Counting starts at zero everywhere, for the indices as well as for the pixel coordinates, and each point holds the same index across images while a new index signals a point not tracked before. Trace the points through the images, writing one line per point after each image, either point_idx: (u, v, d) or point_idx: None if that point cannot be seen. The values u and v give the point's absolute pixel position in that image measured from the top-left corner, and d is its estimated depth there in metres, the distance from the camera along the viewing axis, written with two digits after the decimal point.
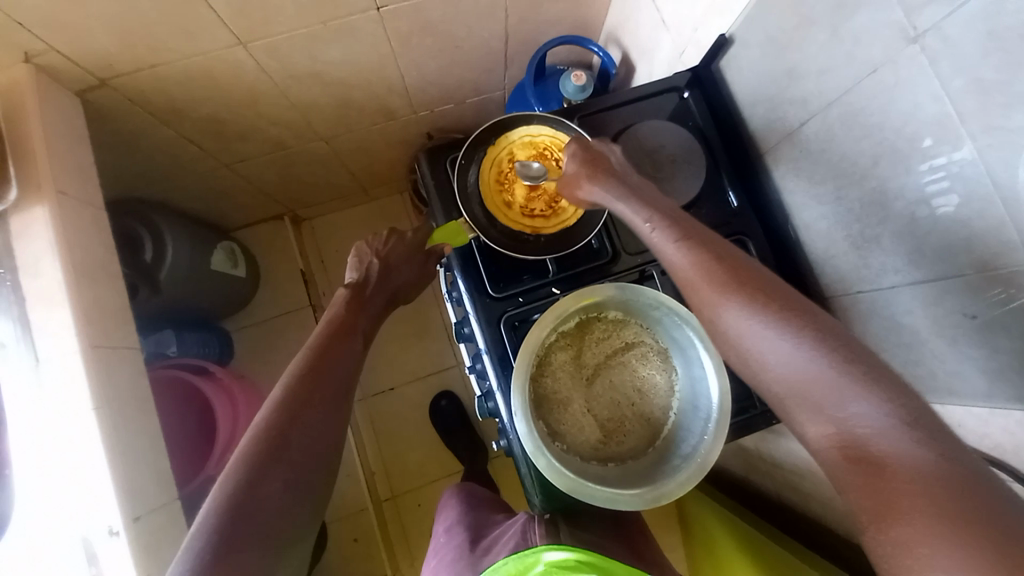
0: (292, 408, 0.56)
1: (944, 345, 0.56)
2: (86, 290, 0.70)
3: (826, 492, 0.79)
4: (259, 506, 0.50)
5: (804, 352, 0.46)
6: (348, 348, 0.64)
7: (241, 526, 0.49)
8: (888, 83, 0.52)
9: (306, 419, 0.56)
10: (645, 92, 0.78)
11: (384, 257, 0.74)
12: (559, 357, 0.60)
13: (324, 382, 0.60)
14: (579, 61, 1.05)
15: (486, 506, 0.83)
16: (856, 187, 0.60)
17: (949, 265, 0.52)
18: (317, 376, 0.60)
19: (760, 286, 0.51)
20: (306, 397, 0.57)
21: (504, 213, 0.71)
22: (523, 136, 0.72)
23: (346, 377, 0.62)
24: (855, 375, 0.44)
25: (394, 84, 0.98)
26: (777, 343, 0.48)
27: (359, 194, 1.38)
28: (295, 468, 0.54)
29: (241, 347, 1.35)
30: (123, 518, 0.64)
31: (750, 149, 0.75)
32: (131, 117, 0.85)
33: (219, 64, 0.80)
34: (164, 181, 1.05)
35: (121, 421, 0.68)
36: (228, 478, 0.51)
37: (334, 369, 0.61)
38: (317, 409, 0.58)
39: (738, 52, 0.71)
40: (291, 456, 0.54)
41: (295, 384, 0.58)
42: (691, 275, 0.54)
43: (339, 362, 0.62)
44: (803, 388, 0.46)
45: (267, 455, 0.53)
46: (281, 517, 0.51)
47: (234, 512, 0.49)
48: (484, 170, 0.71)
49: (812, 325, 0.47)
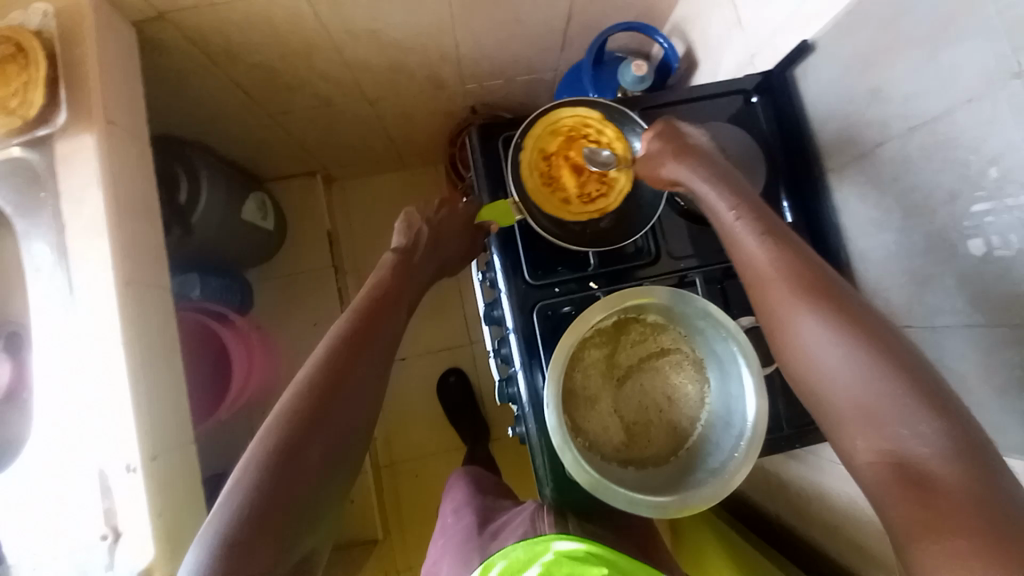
0: (336, 370, 0.56)
1: (990, 395, 0.54)
2: (127, 224, 0.70)
3: (834, 522, 0.78)
4: (299, 466, 0.50)
5: (832, 345, 0.46)
6: (392, 317, 0.63)
7: (281, 483, 0.49)
8: (983, 117, 0.49)
9: (346, 385, 0.56)
10: (709, 91, 0.76)
11: (435, 226, 0.73)
12: (593, 354, 0.59)
13: (368, 347, 0.59)
14: (639, 50, 1.02)
15: (494, 491, 0.83)
16: (926, 221, 0.57)
17: (1011, 315, 0.50)
18: (362, 339, 0.59)
19: (814, 280, 0.49)
20: (349, 361, 0.57)
21: (566, 210, 0.68)
22: (544, 127, 0.68)
23: (389, 345, 0.61)
24: (899, 383, 0.43)
25: (448, 53, 0.95)
26: (819, 337, 0.47)
27: (395, 160, 1.36)
28: (335, 431, 0.53)
29: (261, 299, 1.35)
30: (142, 456, 0.65)
31: (813, 165, 0.72)
32: (185, 54, 0.84)
33: (281, 12, 0.78)
34: (207, 123, 1.04)
35: (148, 358, 0.68)
36: (265, 436, 0.51)
37: (379, 334, 0.61)
38: (359, 373, 0.57)
39: (818, 62, 0.67)
40: (332, 419, 0.54)
41: (339, 345, 0.58)
42: (766, 271, 0.51)
43: (384, 329, 0.61)
44: (824, 383, 0.47)
45: (310, 415, 0.53)
46: (320, 477, 0.51)
47: (274, 467, 0.50)
48: (525, 175, 0.67)
49: (858, 328, 0.46)
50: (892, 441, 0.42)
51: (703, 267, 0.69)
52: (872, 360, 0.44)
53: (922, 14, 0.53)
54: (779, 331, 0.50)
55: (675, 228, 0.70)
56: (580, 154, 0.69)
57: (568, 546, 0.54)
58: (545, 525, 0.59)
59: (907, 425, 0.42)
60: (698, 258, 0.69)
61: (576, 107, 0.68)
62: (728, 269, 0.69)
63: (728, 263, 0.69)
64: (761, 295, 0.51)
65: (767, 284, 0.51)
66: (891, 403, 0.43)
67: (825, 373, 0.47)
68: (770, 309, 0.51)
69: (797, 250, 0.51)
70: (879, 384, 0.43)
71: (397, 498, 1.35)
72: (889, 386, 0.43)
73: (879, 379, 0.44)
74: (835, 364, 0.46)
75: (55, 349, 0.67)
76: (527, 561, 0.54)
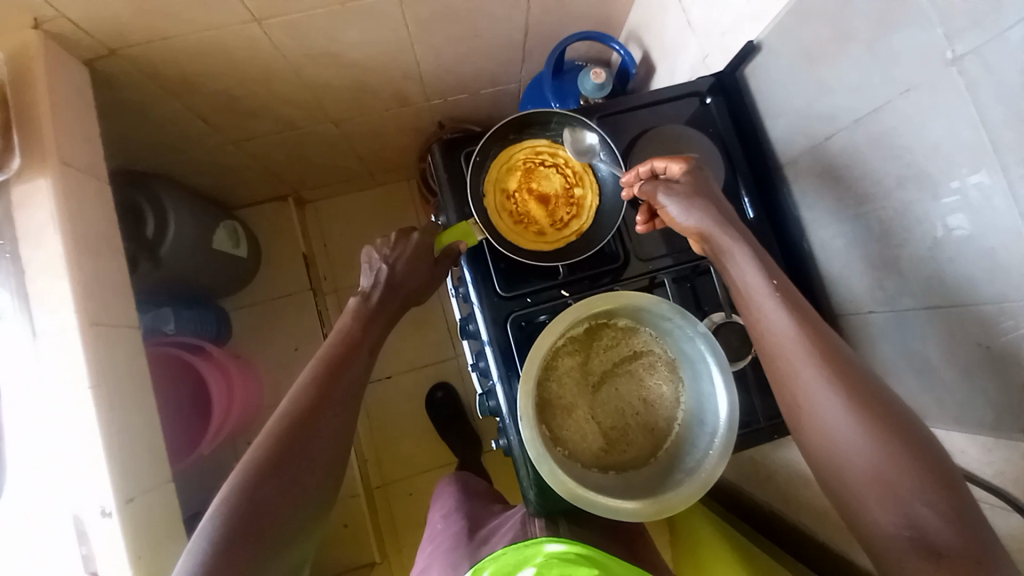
0: (319, 390, 0.59)
1: (953, 372, 0.56)
2: (89, 264, 0.69)
3: (823, 507, 0.79)
4: (285, 479, 0.54)
5: (845, 418, 0.48)
6: (373, 335, 0.66)
7: (264, 497, 0.53)
8: (923, 105, 0.51)
9: (304, 443, 0.56)
10: (666, 95, 0.77)
11: (393, 262, 0.69)
12: (567, 362, 0.59)
13: (328, 401, 0.59)
14: (599, 57, 1.04)
15: (484, 497, 0.83)
16: (879, 208, 0.59)
17: (967, 293, 0.52)
18: (321, 394, 0.59)
19: (824, 348, 0.50)
20: (308, 415, 0.58)
21: (543, 241, 0.71)
22: (500, 168, 0.71)
23: (351, 395, 0.61)
24: (914, 465, 0.45)
25: (410, 71, 0.96)
26: (833, 409, 0.48)
27: (367, 178, 1.36)
28: (292, 487, 0.54)
29: (239, 327, 1.33)
30: (117, 500, 0.63)
31: (770, 160, 0.74)
32: (142, 87, 0.83)
33: (235, 39, 0.78)
34: (171, 154, 1.03)
35: (118, 398, 0.67)
36: (226, 498, 0.52)
37: (339, 384, 0.61)
38: (338, 392, 0.60)
39: (766, 61, 0.69)
40: (289, 476, 0.54)
41: (299, 401, 0.58)
42: (788, 348, 0.52)
43: (345, 379, 0.61)
44: (834, 452, 0.48)
45: (269, 473, 0.54)
46: (303, 487, 0.55)
47: (258, 483, 0.53)
48: (495, 220, 0.69)
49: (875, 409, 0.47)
50: (908, 518, 0.44)
51: (674, 266, 0.70)
52: (880, 432, 0.46)
53: (856, 11, 0.55)
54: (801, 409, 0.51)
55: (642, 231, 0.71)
56: (541, 183, 0.72)
57: (557, 546, 0.53)
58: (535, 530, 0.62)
59: (925, 507, 0.44)
60: (671, 257, 0.70)
61: (525, 142, 0.72)
62: (697, 267, 0.70)
63: (697, 261, 0.70)
64: (777, 362, 0.52)
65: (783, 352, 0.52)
66: (903, 477, 0.45)
67: (836, 445, 0.48)
68: (793, 388, 0.51)
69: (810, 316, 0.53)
70: (888, 460, 0.46)
71: (392, 518, 1.34)
72: (899, 461, 0.45)
73: (898, 459, 0.46)
74: (847, 437, 0.48)
75: (18, 397, 0.64)
76: (517, 564, 0.53)
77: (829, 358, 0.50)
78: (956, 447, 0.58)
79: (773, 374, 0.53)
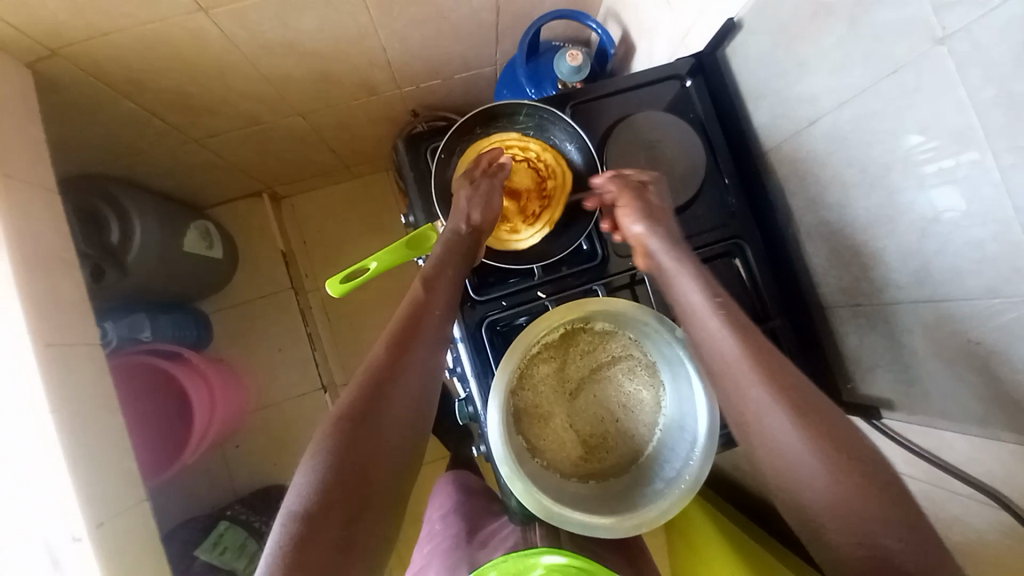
0: (380, 375, 0.54)
1: (939, 367, 0.54)
2: (39, 281, 0.65)
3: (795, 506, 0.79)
4: (356, 477, 0.48)
5: (789, 429, 0.45)
6: (439, 316, 0.59)
7: (333, 494, 0.47)
8: (907, 87, 0.47)
9: (375, 435, 0.50)
10: (645, 79, 0.73)
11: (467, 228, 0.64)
12: (542, 369, 0.57)
13: (395, 391, 0.53)
14: (576, 36, 0.98)
15: (481, 495, 0.82)
16: (866, 197, 0.56)
17: (955, 287, 0.49)
18: (387, 381, 0.53)
19: (767, 360, 0.48)
20: (373, 405, 0.51)
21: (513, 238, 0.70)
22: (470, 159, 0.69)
23: (421, 382, 0.56)
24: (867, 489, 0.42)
25: (377, 57, 0.91)
26: (771, 417, 0.46)
27: (343, 171, 1.31)
28: (365, 484, 0.48)
29: (220, 329, 1.30)
30: (86, 525, 0.62)
31: (752, 146, 0.71)
32: (88, 89, 0.79)
33: (181, 32, 0.73)
34: (131, 155, 0.98)
35: (81, 421, 0.65)
36: (296, 505, 0.46)
37: (410, 371, 0.55)
38: (405, 375, 0.54)
39: (745, 39, 0.65)
40: (361, 472, 0.48)
41: (365, 389, 0.53)
42: (723, 348, 0.50)
43: (418, 363, 0.56)
44: (775, 459, 0.46)
45: (338, 470, 0.48)
46: (379, 481, 0.50)
47: (334, 480, 0.47)
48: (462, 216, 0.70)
49: (817, 424, 0.45)
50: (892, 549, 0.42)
51: None
52: (828, 455, 0.44)
53: None
54: (741, 417, 0.48)
55: None
56: (513, 177, 0.70)
57: (557, 558, 0.50)
58: (538, 538, 0.60)
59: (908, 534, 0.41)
60: None
61: (494, 138, 0.68)
62: None
63: None
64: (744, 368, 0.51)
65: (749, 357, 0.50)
66: (855, 498, 0.42)
67: (782, 458, 0.45)
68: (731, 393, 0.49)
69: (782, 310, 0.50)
70: (835, 473, 0.43)
71: None
72: (846, 484, 0.42)
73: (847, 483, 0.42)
74: (790, 452, 0.45)
75: None
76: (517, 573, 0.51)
77: (777, 368, 0.48)
78: (944, 443, 0.56)
79: (715, 380, 0.51)
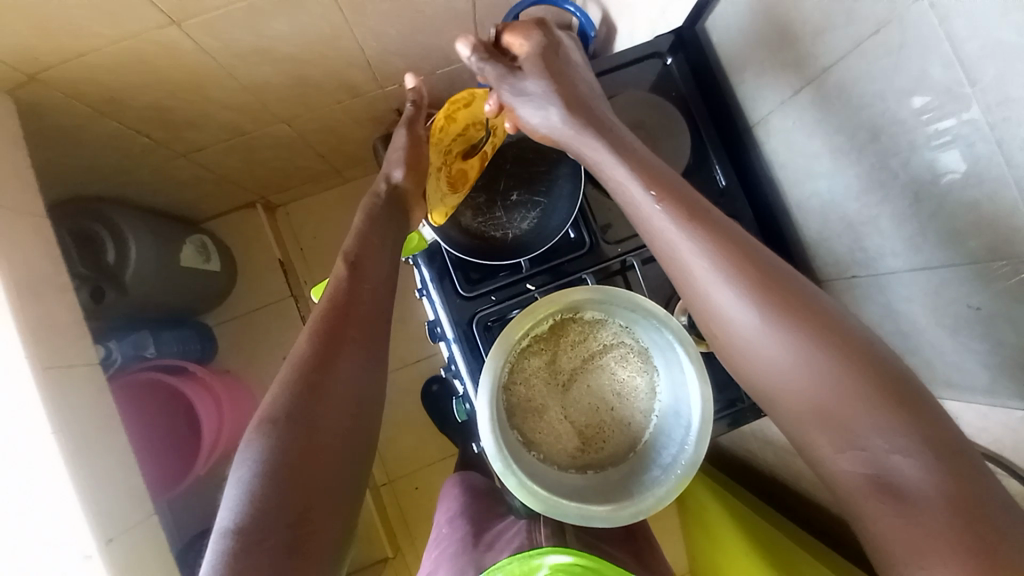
0: (311, 368, 0.54)
1: (942, 335, 0.52)
2: (33, 305, 0.66)
3: (806, 487, 0.77)
4: (300, 472, 0.48)
5: (782, 357, 0.44)
6: (369, 300, 0.60)
7: (278, 493, 0.47)
8: (891, 46, 0.45)
9: (315, 428, 0.51)
10: (626, 59, 0.72)
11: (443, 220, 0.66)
12: (533, 362, 0.57)
13: (331, 382, 0.54)
14: (556, 21, 0.96)
15: (488, 494, 0.81)
16: (856, 165, 0.54)
17: (953, 252, 0.47)
18: (320, 374, 0.54)
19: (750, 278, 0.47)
20: (309, 398, 0.52)
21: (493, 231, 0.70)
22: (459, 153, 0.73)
23: (358, 370, 0.56)
24: (883, 425, 0.41)
25: (354, 57, 0.89)
26: (764, 345, 0.45)
27: (333, 175, 1.30)
28: (311, 478, 0.49)
29: (223, 341, 1.31)
30: (95, 543, 0.63)
31: (739, 121, 0.69)
32: (70, 111, 0.79)
33: (154, 47, 0.72)
34: (118, 173, 0.98)
35: (84, 442, 0.66)
36: (239, 510, 0.46)
37: (343, 361, 0.55)
38: (343, 370, 0.55)
39: (725, 9, 0.63)
40: (304, 467, 0.49)
41: (298, 385, 0.53)
42: (692, 265, 0.49)
43: (352, 353, 0.56)
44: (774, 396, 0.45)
45: (281, 467, 0.48)
46: (326, 473, 0.50)
47: (275, 476, 0.47)
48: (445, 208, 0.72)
49: (812, 341, 0.44)
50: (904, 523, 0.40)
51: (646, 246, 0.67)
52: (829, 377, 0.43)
53: None
54: (735, 348, 0.48)
55: (607, 211, 0.68)
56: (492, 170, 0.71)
57: (562, 558, 0.50)
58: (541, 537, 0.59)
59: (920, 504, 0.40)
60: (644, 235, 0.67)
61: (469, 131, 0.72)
62: None
63: None
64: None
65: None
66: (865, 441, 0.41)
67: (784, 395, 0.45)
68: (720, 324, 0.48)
69: (779, 274, 0.47)
70: (835, 404, 0.42)
71: (401, 512, 1.35)
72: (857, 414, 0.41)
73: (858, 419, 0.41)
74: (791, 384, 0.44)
75: None
76: None
77: (761, 289, 0.46)
78: (954, 415, 0.54)
79: (696, 308, 0.50)
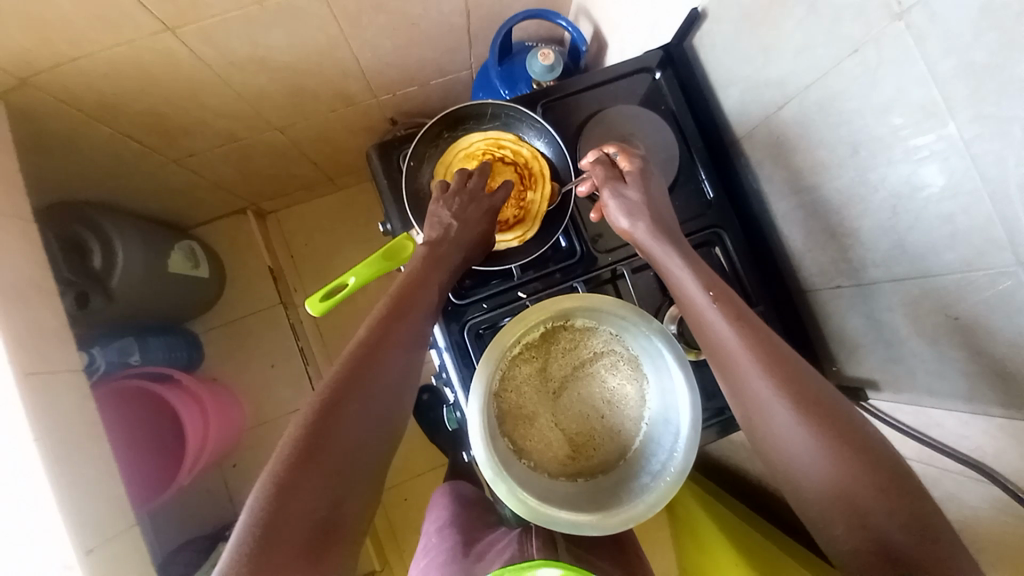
0: (353, 367, 0.54)
1: (922, 343, 0.53)
2: (19, 311, 0.65)
3: None
4: (323, 464, 0.48)
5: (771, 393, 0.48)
6: (401, 309, 0.60)
7: (299, 482, 0.47)
8: (868, 65, 0.47)
9: (343, 423, 0.51)
10: (615, 74, 0.73)
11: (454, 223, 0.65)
12: (524, 370, 0.57)
13: (369, 382, 0.54)
14: (549, 36, 0.98)
15: (477, 504, 0.81)
16: (837, 179, 0.55)
17: (930, 263, 0.49)
18: (361, 373, 0.54)
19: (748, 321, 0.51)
20: (346, 395, 0.52)
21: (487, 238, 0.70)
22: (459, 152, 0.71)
23: (399, 374, 0.56)
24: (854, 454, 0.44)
25: (350, 68, 0.90)
26: (758, 383, 0.49)
27: (326, 183, 1.31)
28: (332, 473, 0.48)
29: (210, 349, 1.29)
30: (76, 553, 0.62)
31: (725, 135, 0.71)
32: (62, 118, 0.79)
33: (150, 54, 0.73)
34: (109, 179, 0.97)
35: (67, 449, 0.64)
36: (262, 493, 0.46)
37: (384, 364, 0.55)
38: (376, 368, 0.54)
39: (711, 28, 0.65)
40: (327, 460, 0.48)
41: (339, 381, 0.53)
42: (701, 305, 0.53)
43: (393, 355, 0.56)
44: (764, 429, 0.48)
45: (303, 457, 0.48)
46: (352, 468, 0.50)
47: (298, 466, 0.47)
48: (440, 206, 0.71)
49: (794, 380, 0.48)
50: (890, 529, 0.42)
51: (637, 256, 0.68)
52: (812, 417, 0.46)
53: None
54: (732, 385, 0.51)
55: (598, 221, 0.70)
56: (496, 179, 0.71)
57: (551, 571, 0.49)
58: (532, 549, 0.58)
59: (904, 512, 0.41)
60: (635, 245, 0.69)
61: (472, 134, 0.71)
62: None
63: None
64: (722, 359, 0.52)
65: (724, 347, 0.51)
66: (849, 467, 0.43)
67: (770, 423, 0.48)
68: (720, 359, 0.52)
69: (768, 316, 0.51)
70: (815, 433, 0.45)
71: (390, 524, 1.33)
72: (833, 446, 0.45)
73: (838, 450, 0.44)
74: (777, 418, 0.47)
75: None
76: None
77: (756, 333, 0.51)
78: (935, 423, 0.55)
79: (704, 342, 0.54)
